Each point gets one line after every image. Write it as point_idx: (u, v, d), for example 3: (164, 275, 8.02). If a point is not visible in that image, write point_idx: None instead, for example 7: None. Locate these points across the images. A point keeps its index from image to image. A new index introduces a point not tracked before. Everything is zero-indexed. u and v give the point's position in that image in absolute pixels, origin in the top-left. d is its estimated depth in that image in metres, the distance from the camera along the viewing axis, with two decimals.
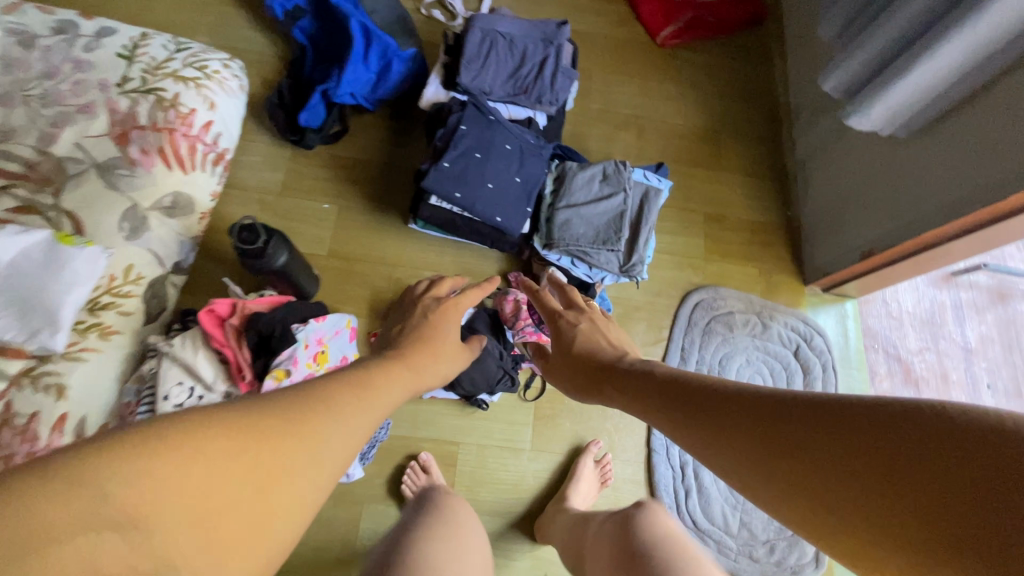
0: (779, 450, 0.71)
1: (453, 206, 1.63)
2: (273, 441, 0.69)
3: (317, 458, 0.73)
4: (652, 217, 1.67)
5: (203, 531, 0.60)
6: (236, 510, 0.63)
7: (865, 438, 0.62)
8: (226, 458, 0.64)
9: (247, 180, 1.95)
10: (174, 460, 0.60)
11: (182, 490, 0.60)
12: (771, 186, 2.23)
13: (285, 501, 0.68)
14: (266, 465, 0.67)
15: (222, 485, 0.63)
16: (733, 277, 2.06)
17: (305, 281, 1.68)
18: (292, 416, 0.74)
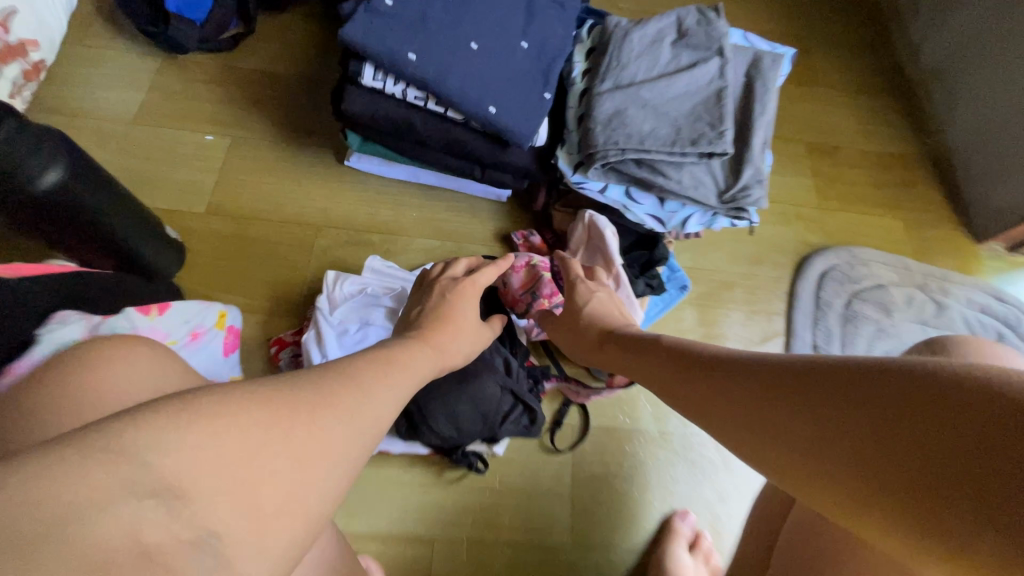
0: (824, 439, 0.45)
1: (407, 89, 0.88)
2: (336, 401, 0.47)
3: (371, 427, 0.49)
4: (770, 101, 0.91)
5: (257, 507, 0.40)
6: (290, 485, 0.42)
7: (960, 431, 0.36)
8: (271, 424, 0.42)
9: (74, 100, 1.18)
10: (221, 420, 0.40)
11: (230, 457, 0.39)
12: (895, 103, 1.48)
13: (345, 479, 0.46)
14: (314, 440, 0.44)
15: (268, 457, 0.41)
16: (867, 233, 1.30)
17: (138, 244, 0.91)
18: (328, 384, 0.48)
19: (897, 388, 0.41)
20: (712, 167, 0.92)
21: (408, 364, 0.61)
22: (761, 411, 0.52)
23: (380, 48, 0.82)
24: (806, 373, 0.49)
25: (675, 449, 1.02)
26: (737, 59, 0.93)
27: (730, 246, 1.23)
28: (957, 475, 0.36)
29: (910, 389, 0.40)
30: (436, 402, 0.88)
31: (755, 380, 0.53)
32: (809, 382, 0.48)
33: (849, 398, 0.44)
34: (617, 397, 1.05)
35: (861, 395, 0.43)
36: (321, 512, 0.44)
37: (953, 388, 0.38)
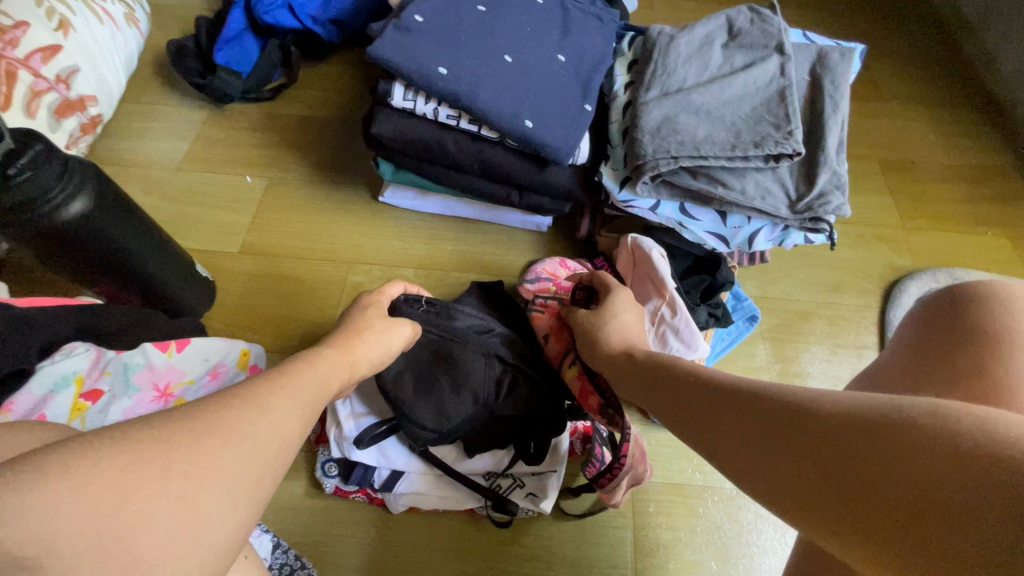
0: (785, 458, 0.41)
1: (438, 108, 0.84)
2: (232, 431, 0.40)
3: (276, 450, 0.41)
4: (841, 98, 0.81)
5: (145, 554, 0.33)
6: (172, 525, 0.35)
7: (903, 465, 0.35)
8: (139, 466, 0.35)
9: (126, 152, 1.22)
10: (98, 469, 0.34)
11: (98, 507, 0.33)
12: (978, 112, 1.32)
13: (244, 517, 0.39)
14: (205, 473, 0.37)
15: (143, 496, 0.34)
16: (967, 252, 1.12)
17: (168, 282, 0.89)
18: (211, 410, 0.40)
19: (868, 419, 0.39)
20: (781, 173, 0.81)
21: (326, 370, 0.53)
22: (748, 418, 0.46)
23: (413, 65, 0.79)
24: (764, 395, 0.47)
25: (758, 511, 0.84)
26: (797, 58, 0.85)
27: (802, 272, 1.08)
28: (918, 517, 0.34)
29: (877, 417, 0.38)
30: (409, 389, 0.78)
31: (720, 399, 0.50)
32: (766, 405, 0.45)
33: (814, 426, 0.41)
34: (682, 446, 0.89)
35: (824, 418, 0.40)
36: (224, 547, 0.37)
37: (918, 431, 0.36)
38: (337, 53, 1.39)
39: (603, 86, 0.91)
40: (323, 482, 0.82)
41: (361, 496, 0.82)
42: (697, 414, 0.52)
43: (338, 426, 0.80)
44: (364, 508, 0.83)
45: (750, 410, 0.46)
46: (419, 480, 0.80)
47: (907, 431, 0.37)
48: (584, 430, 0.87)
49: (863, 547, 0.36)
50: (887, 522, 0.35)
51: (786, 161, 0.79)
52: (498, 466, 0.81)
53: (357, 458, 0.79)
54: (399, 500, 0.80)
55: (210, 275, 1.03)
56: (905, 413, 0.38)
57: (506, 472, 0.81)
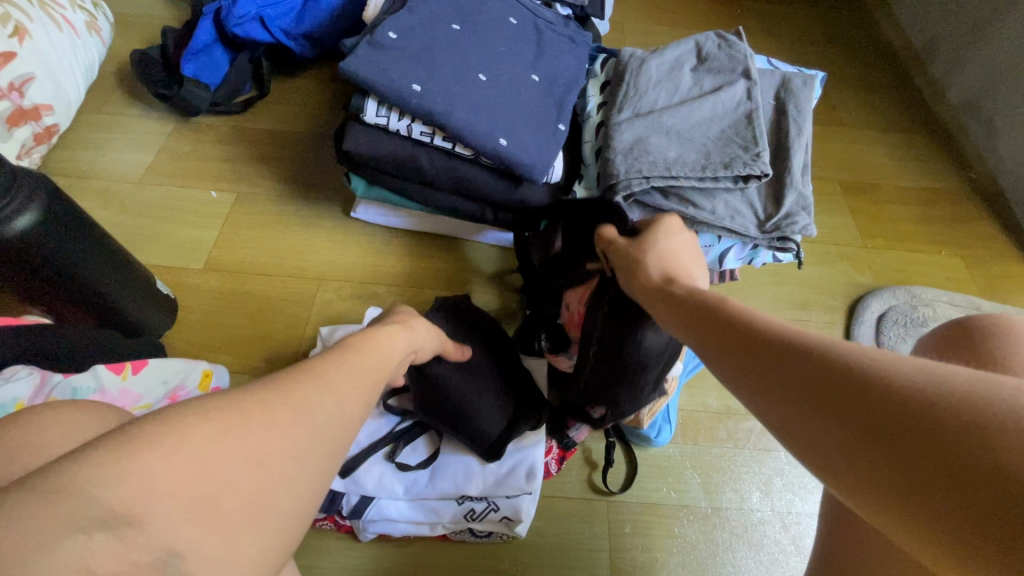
0: (839, 417, 0.34)
1: (413, 124, 0.83)
2: (304, 406, 0.39)
3: (340, 426, 0.40)
4: (805, 122, 0.84)
5: (224, 527, 0.33)
6: (253, 498, 0.34)
7: (994, 464, 0.29)
8: (227, 435, 0.34)
9: (82, 164, 1.17)
10: (188, 438, 0.33)
11: (189, 474, 0.32)
12: (929, 139, 1.39)
13: (319, 497, 0.38)
14: (291, 440, 0.37)
15: (228, 462, 0.34)
16: (924, 271, 1.17)
17: (122, 299, 0.85)
18: (298, 377, 0.41)
19: (966, 404, 0.31)
20: (749, 194, 0.83)
21: (385, 356, 0.52)
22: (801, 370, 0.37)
23: (388, 81, 0.79)
24: (821, 345, 0.38)
25: (732, 529, 0.84)
26: (762, 83, 0.87)
27: (770, 290, 1.11)
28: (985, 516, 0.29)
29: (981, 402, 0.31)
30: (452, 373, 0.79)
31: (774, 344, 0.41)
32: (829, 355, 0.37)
33: (889, 394, 0.33)
34: (657, 464, 0.89)
35: (923, 397, 0.32)
36: (294, 530, 0.36)
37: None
38: (309, 68, 1.38)
39: (576, 107, 0.93)
40: None
41: (329, 524, 0.79)
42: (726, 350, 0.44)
43: None
44: (333, 536, 0.80)
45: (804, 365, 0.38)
46: (387, 507, 0.77)
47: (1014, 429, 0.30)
48: (560, 450, 0.85)
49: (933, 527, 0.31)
50: (942, 515, 0.31)
51: (754, 182, 0.81)
52: (476, 492, 0.77)
53: (325, 484, 0.75)
54: (368, 527, 0.77)
55: (170, 292, 0.99)
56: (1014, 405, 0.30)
57: (479, 496, 0.77)
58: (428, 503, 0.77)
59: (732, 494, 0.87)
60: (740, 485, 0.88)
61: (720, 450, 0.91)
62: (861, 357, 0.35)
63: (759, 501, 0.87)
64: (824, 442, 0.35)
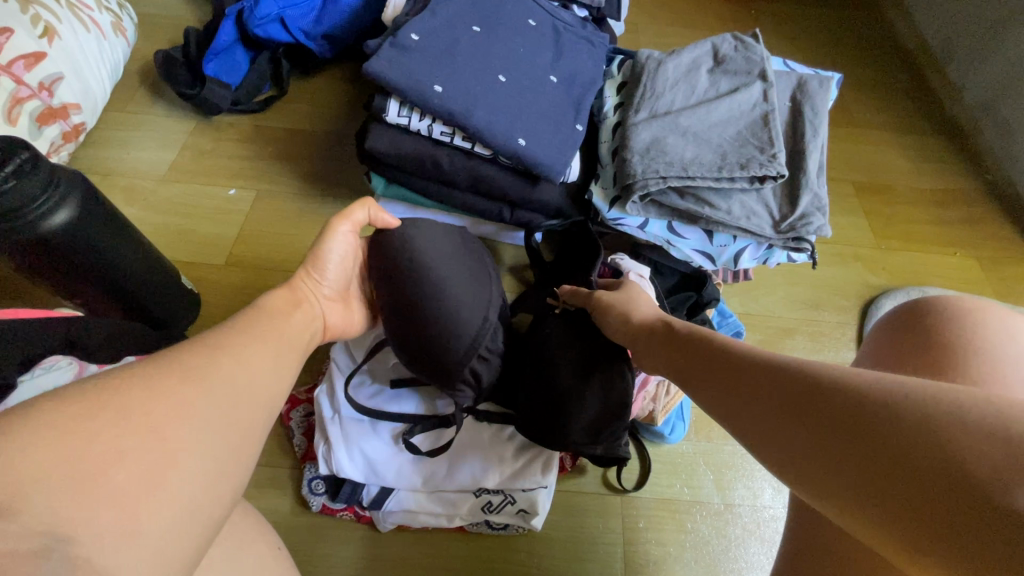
0: (804, 425, 0.42)
1: (433, 125, 0.85)
2: (201, 374, 0.47)
3: (238, 388, 0.48)
4: (821, 123, 0.85)
5: (123, 498, 0.38)
6: (138, 468, 0.39)
7: (936, 450, 0.35)
8: (93, 413, 0.40)
9: (106, 161, 1.20)
10: (53, 433, 0.37)
11: (64, 456, 0.37)
12: (945, 140, 1.39)
13: (212, 465, 0.43)
14: (166, 414, 0.42)
15: (109, 439, 0.39)
16: (938, 272, 1.17)
17: (150, 294, 0.87)
18: (182, 360, 0.47)
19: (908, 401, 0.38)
20: (765, 195, 0.84)
21: (291, 318, 0.60)
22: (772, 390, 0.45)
23: (410, 81, 0.80)
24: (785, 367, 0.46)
25: (744, 525, 0.85)
26: (779, 85, 0.88)
27: (783, 290, 1.12)
28: (936, 500, 0.35)
29: (923, 399, 0.38)
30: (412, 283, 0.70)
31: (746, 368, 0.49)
32: (799, 375, 0.44)
33: (848, 402, 0.40)
34: (671, 461, 0.90)
35: (862, 401, 0.39)
36: (197, 495, 0.42)
37: (960, 422, 0.36)
38: (327, 68, 1.40)
39: (593, 108, 0.94)
40: (310, 500, 0.80)
41: (349, 514, 0.81)
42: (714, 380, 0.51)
43: (328, 449, 0.78)
44: (352, 526, 0.82)
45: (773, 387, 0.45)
46: (406, 498, 0.79)
47: (948, 420, 0.36)
48: None
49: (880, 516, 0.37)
50: (902, 502, 0.36)
51: (770, 183, 0.82)
52: (493, 484, 0.78)
53: (345, 474, 0.77)
54: (386, 517, 0.79)
55: (193, 287, 1.02)
56: (950, 399, 0.37)
57: (497, 489, 0.79)
58: (446, 494, 0.79)
59: (745, 491, 0.88)
60: (752, 482, 0.89)
61: (733, 447, 0.92)
62: (825, 375, 0.42)
63: (772, 498, 0.88)
64: (793, 450, 0.42)
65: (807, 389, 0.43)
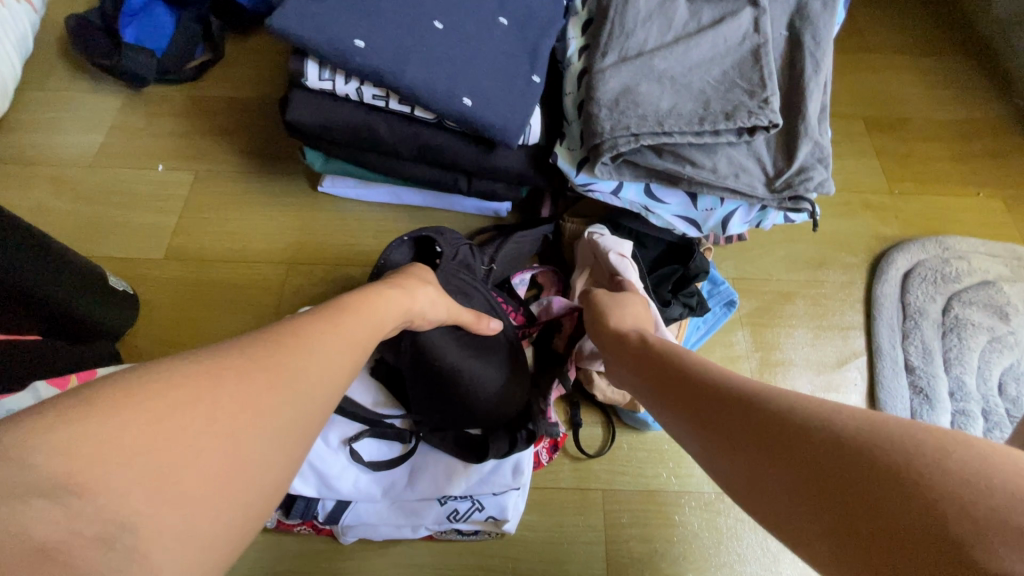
0: (772, 458, 0.36)
1: (362, 88, 0.72)
2: (293, 370, 0.39)
3: (321, 396, 0.40)
4: (823, 56, 0.71)
5: (186, 503, 0.31)
6: (214, 470, 0.33)
7: (914, 498, 0.29)
8: (189, 401, 0.33)
9: (25, 149, 1.08)
10: (138, 402, 0.32)
11: (140, 445, 0.31)
12: (967, 62, 1.22)
13: (275, 476, 0.36)
14: (262, 408, 0.36)
15: (191, 435, 0.32)
16: (958, 218, 1.04)
17: (70, 299, 0.79)
18: (278, 345, 0.40)
19: (903, 446, 0.31)
20: (756, 147, 0.71)
21: (382, 315, 0.53)
22: (738, 424, 0.40)
23: (326, 35, 0.67)
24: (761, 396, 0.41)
25: (737, 515, 0.79)
26: (773, 10, 0.74)
27: (783, 249, 1.00)
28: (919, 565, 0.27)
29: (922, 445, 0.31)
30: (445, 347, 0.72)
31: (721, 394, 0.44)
32: (764, 406, 0.39)
33: (827, 437, 0.34)
34: (656, 449, 0.83)
35: (834, 441, 0.34)
36: (255, 508, 0.35)
37: (947, 470, 0.29)
38: (263, 25, 1.24)
39: (554, 53, 0.80)
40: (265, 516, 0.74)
41: (308, 529, 0.75)
42: (686, 407, 0.46)
43: None
44: (314, 539, 0.76)
45: (738, 423, 0.40)
46: (366, 509, 0.73)
47: (936, 465, 0.30)
48: (550, 440, 0.79)
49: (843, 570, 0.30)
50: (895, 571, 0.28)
51: (762, 133, 0.69)
52: (459, 491, 0.71)
53: (295, 491, 0.70)
54: (345, 530, 0.73)
55: (128, 285, 0.93)
56: (928, 441, 0.31)
57: (463, 496, 0.72)
58: (408, 504, 0.73)
59: None
60: None
61: None
62: (794, 404, 0.38)
63: None
64: (760, 487, 0.37)
65: (774, 427, 0.38)
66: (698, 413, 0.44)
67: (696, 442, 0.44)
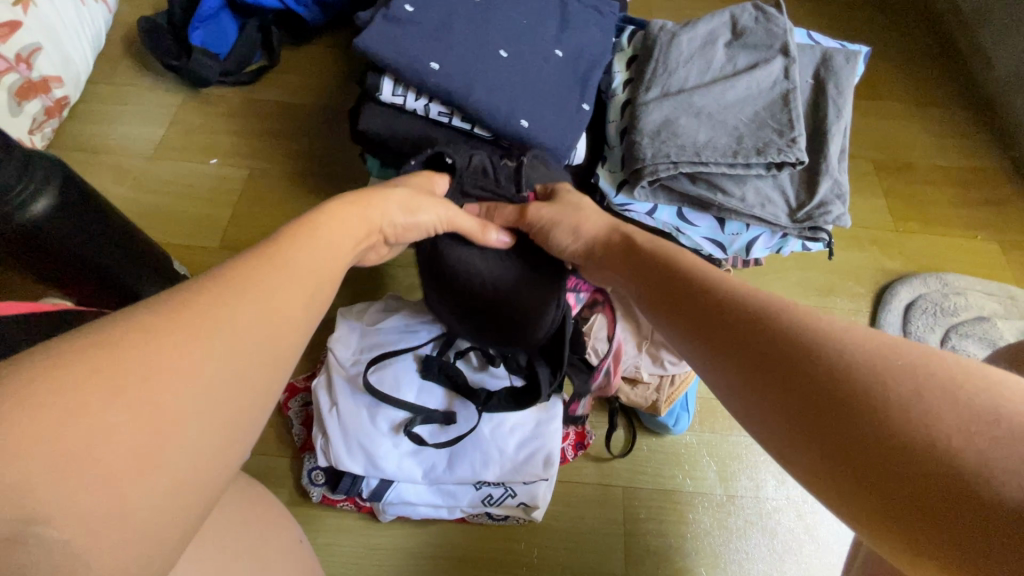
0: (780, 382, 0.38)
1: (430, 104, 0.80)
2: (211, 325, 0.38)
3: (251, 344, 0.39)
4: (845, 104, 0.79)
5: (109, 481, 0.31)
6: (135, 442, 0.32)
7: (915, 431, 0.32)
8: (91, 374, 0.32)
9: (90, 138, 1.15)
10: (66, 375, 0.32)
11: (46, 428, 0.30)
12: (970, 114, 1.32)
13: (216, 434, 0.36)
14: (181, 372, 0.35)
15: (102, 408, 0.32)
16: (957, 257, 1.12)
17: (143, 281, 0.85)
18: (193, 303, 0.38)
19: (888, 370, 0.34)
20: (781, 180, 0.79)
21: (318, 250, 0.50)
22: (747, 335, 0.41)
23: (404, 57, 0.75)
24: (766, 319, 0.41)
25: (746, 517, 0.85)
26: (802, 60, 0.82)
27: (795, 275, 1.08)
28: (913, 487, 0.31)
29: (920, 371, 0.34)
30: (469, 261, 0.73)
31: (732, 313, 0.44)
32: (769, 332, 0.40)
33: (837, 363, 0.36)
34: (673, 452, 0.89)
35: (846, 370, 0.35)
36: (208, 465, 0.35)
37: (948, 404, 0.32)
38: (319, 37, 1.32)
39: (600, 84, 0.88)
40: (311, 490, 0.81)
41: (350, 505, 0.81)
42: (683, 325, 0.47)
43: (332, 448, 0.77)
44: (353, 516, 0.82)
45: (745, 332, 0.41)
46: (406, 490, 0.79)
47: (937, 402, 0.32)
48: (576, 437, 0.86)
49: (835, 481, 0.34)
50: (859, 477, 0.33)
51: (788, 169, 0.77)
52: (494, 478, 0.77)
53: (345, 467, 0.77)
54: (385, 508, 0.79)
55: (186, 271, 0.99)
56: (927, 377, 0.33)
57: (497, 482, 0.78)
58: (446, 487, 0.79)
59: (748, 483, 0.87)
60: (756, 475, 0.88)
61: (737, 439, 0.90)
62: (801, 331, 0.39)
63: (775, 490, 0.87)
64: (761, 411, 0.39)
65: (783, 342, 0.39)
66: (709, 325, 0.45)
67: (703, 364, 0.45)
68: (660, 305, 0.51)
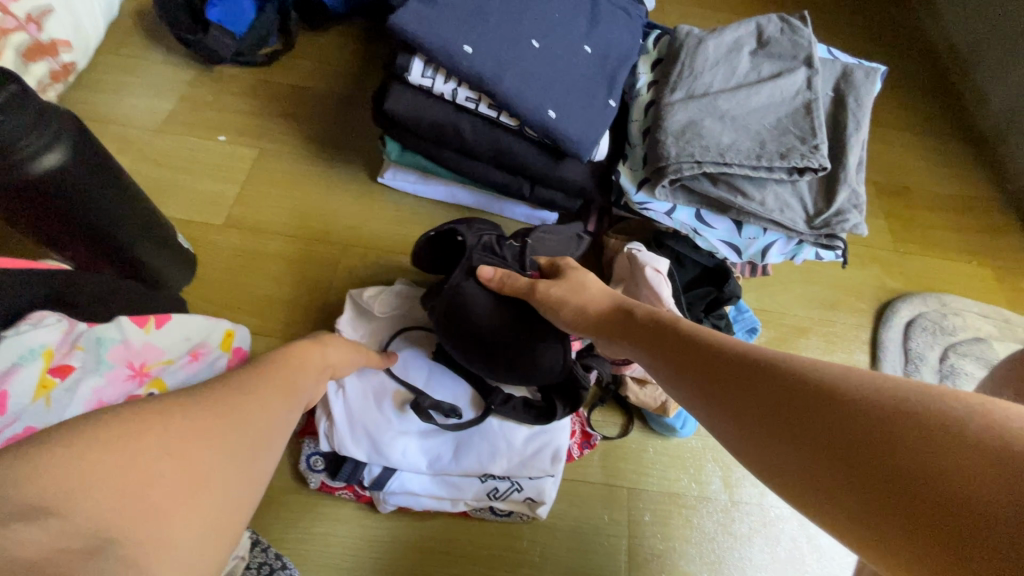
0: (791, 431, 0.38)
1: (458, 89, 0.79)
2: (228, 403, 0.44)
3: (264, 422, 0.45)
4: (864, 117, 0.81)
5: (155, 513, 0.34)
6: (178, 486, 0.36)
7: (923, 463, 0.31)
8: (138, 431, 0.37)
9: (94, 107, 1.12)
10: (107, 429, 0.36)
11: (104, 467, 0.34)
12: (965, 146, 1.37)
13: (237, 490, 0.40)
14: (211, 435, 0.40)
15: (148, 456, 0.36)
16: (953, 280, 1.15)
17: (146, 250, 0.82)
18: (214, 390, 0.44)
19: (900, 405, 0.34)
20: (800, 188, 0.81)
21: (305, 362, 0.57)
22: (760, 386, 0.42)
23: (437, 39, 0.75)
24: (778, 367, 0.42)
25: (750, 524, 0.84)
26: (823, 73, 0.84)
27: (799, 288, 1.09)
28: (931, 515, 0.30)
29: (923, 401, 0.34)
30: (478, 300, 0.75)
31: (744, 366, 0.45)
32: (782, 377, 0.41)
33: (854, 404, 0.36)
34: (679, 455, 0.88)
35: (853, 412, 0.35)
36: (226, 516, 0.38)
37: (955, 434, 0.31)
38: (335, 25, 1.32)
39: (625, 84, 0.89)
40: (309, 477, 0.77)
41: (349, 494, 0.78)
42: (698, 379, 0.48)
43: (337, 433, 0.74)
44: (351, 506, 0.79)
45: (763, 382, 0.42)
46: (410, 479, 0.76)
47: (944, 428, 0.32)
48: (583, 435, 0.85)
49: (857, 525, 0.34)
50: (883, 520, 0.32)
51: (809, 175, 0.79)
52: (502, 472, 0.75)
53: (347, 453, 0.74)
54: (386, 498, 0.76)
55: (189, 247, 0.96)
56: (934, 406, 0.33)
57: (504, 476, 0.76)
58: (451, 479, 0.76)
59: (752, 490, 0.87)
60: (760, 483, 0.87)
61: None
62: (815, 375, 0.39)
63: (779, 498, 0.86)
64: (776, 458, 0.39)
65: (797, 388, 0.39)
66: (722, 377, 0.46)
67: (715, 415, 0.45)
68: (670, 362, 0.53)
